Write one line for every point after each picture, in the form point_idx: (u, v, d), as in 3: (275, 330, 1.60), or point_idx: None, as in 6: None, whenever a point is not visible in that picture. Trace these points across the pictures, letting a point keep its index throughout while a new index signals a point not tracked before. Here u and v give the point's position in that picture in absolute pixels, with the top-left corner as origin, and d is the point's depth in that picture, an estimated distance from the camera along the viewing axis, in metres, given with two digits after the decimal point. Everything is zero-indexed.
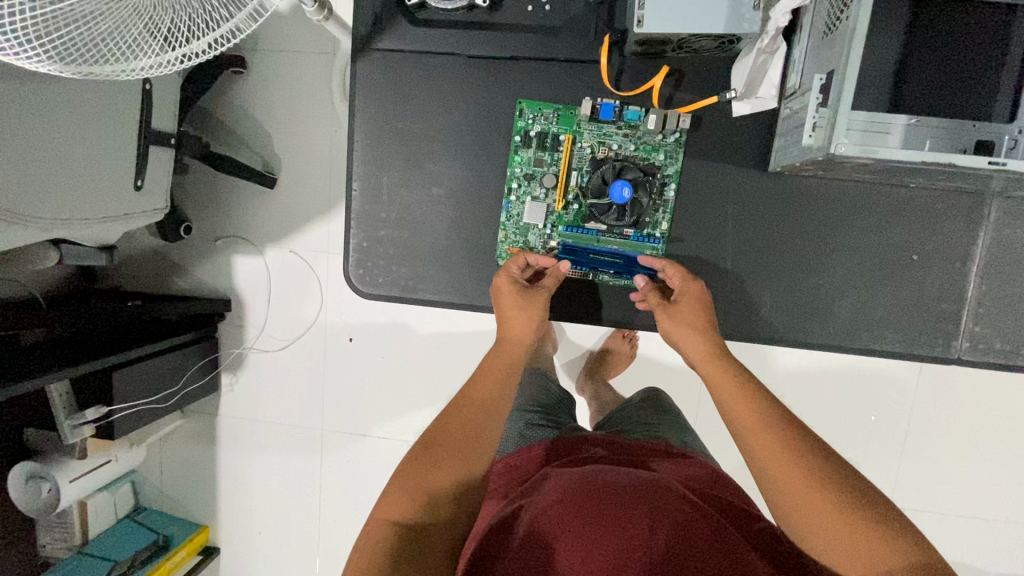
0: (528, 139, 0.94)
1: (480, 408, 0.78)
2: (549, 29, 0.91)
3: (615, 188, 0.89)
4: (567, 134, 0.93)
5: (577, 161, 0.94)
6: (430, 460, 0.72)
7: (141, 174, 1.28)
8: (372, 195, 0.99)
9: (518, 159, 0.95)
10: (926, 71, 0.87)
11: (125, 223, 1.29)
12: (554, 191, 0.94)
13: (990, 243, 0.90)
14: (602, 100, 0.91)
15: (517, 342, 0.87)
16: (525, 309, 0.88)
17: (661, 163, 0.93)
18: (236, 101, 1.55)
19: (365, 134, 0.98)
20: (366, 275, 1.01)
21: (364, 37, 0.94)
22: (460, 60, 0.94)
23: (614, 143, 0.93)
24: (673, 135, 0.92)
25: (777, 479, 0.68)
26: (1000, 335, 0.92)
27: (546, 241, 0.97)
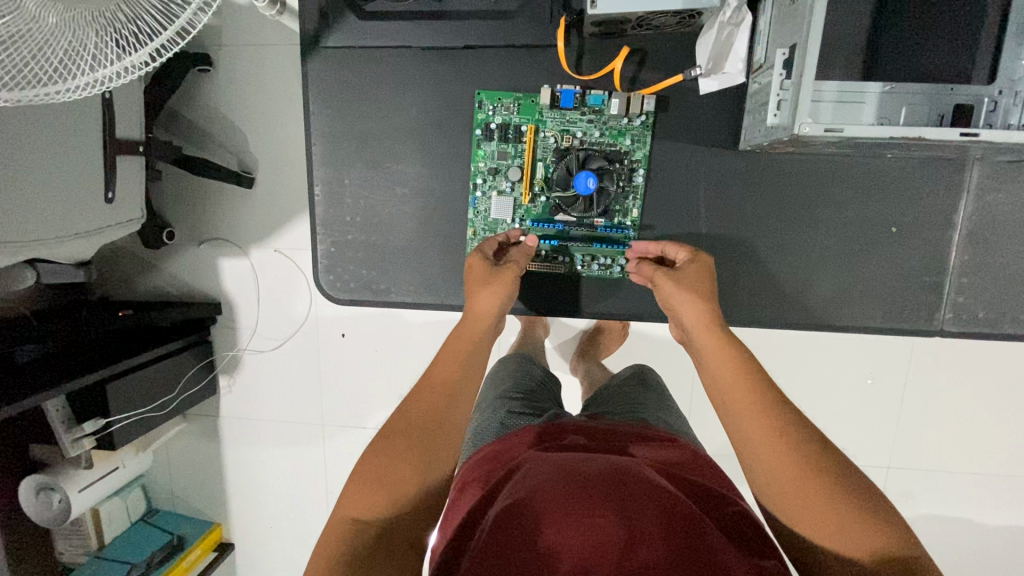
0: (489, 132, 0.90)
1: (444, 396, 0.76)
2: (503, 13, 0.87)
3: (579, 181, 0.85)
4: (529, 124, 0.90)
5: (542, 152, 0.91)
6: (390, 453, 0.70)
7: (110, 186, 1.25)
8: (335, 199, 0.97)
9: (481, 153, 0.92)
10: (906, 31, 0.83)
11: (99, 237, 1.27)
12: (519, 184, 0.91)
13: (973, 209, 0.87)
14: (562, 87, 0.87)
15: (480, 320, 0.83)
16: (490, 287, 0.84)
17: (628, 149, 0.90)
18: (201, 102, 1.51)
19: (322, 136, 0.95)
20: (337, 280, 1.00)
21: (313, 34, 0.90)
22: (413, 53, 0.90)
23: (579, 130, 0.89)
24: (639, 118, 0.88)
25: (767, 464, 0.66)
26: (985, 304, 0.90)
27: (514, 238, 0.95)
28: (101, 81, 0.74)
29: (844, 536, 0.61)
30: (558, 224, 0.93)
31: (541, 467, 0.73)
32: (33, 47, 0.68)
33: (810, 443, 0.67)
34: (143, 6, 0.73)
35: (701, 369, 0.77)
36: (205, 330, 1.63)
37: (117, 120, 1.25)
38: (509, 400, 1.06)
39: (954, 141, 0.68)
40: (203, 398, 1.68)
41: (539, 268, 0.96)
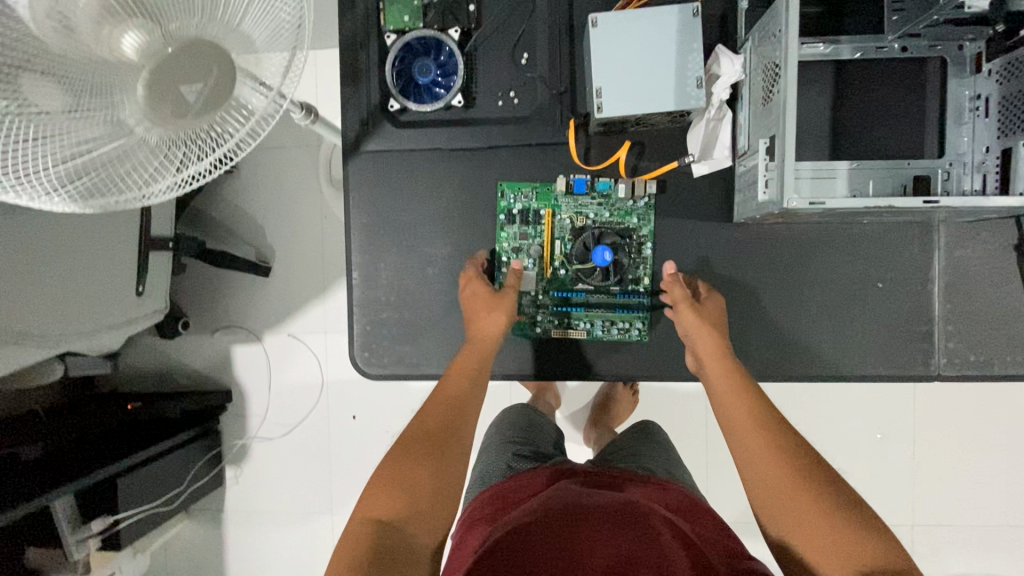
0: (510, 216, 1.02)
1: (461, 411, 0.87)
2: (520, 118, 1.02)
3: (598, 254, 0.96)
4: (547, 208, 1.01)
5: (559, 231, 1.02)
6: (408, 461, 0.79)
7: (142, 280, 1.35)
8: (371, 281, 1.05)
9: (504, 236, 1.03)
10: (862, 120, 0.98)
11: (126, 328, 1.35)
12: (541, 261, 1.02)
13: (948, 264, 0.98)
14: (574, 176, 1.00)
15: (486, 340, 0.95)
16: (494, 309, 0.95)
17: (637, 226, 1.01)
18: (231, 201, 1.65)
19: (360, 227, 1.05)
20: (372, 356, 1.06)
21: (354, 141, 1.03)
22: (442, 152, 1.03)
23: (590, 212, 1.01)
24: (643, 200, 1.00)
25: (760, 477, 0.75)
26: (974, 349, 0.98)
27: (534, 308, 1.03)
28: (186, 181, 0.76)
29: (848, 552, 0.65)
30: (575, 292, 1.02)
31: (558, 488, 0.79)
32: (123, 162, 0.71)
33: (806, 462, 0.74)
34: (226, 113, 0.76)
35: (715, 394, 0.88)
36: (214, 420, 1.64)
37: (155, 220, 1.36)
38: (512, 442, 1.08)
39: (918, 208, 0.80)
40: (211, 488, 1.64)
41: (557, 335, 1.03)
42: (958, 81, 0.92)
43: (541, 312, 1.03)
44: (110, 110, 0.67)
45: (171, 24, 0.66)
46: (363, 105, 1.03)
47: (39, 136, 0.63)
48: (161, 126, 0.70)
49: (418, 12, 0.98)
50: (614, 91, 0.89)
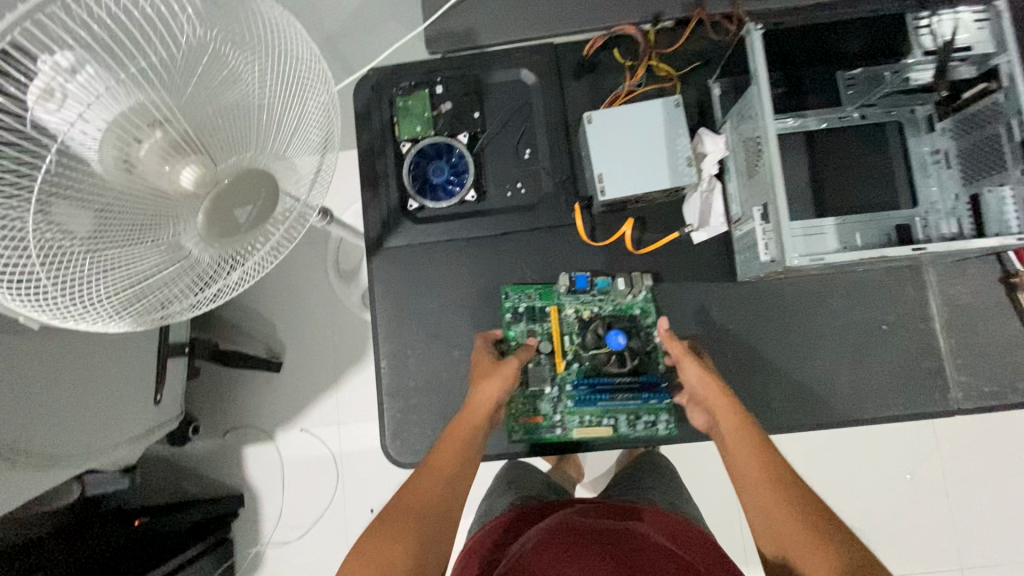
0: (514, 317, 1.07)
1: (466, 453, 0.89)
2: (528, 205, 1.10)
3: (616, 338, 1.00)
4: (551, 305, 1.07)
5: (567, 327, 1.06)
6: (395, 525, 0.76)
7: (161, 389, 1.39)
8: (398, 369, 1.08)
9: (511, 334, 1.06)
10: (838, 179, 1.08)
11: (145, 438, 1.37)
12: (552, 357, 1.05)
13: (943, 302, 1.04)
14: (575, 273, 1.07)
15: (479, 408, 0.93)
16: (490, 376, 0.95)
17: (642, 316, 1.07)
18: (248, 302, 1.71)
19: (384, 317, 1.09)
20: (403, 445, 1.06)
21: (376, 238, 1.11)
22: (458, 241, 1.11)
23: (595, 307, 1.07)
24: (642, 292, 1.07)
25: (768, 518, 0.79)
26: (986, 380, 1.02)
27: (554, 407, 1.05)
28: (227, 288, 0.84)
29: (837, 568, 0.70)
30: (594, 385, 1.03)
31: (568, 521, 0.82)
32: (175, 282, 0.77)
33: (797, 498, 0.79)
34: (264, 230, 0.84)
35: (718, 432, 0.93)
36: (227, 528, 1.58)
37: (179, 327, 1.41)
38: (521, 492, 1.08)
39: (906, 256, 0.87)
40: None
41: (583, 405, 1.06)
42: (916, 138, 1.03)
43: (563, 409, 1.05)
44: (171, 242, 0.72)
45: (228, 162, 0.72)
46: (383, 206, 1.11)
47: (104, 267, 0.68)
48: (215, 249, 0.77)
49: (429, 123, 1.10)
50: (614, 176, 0.99)
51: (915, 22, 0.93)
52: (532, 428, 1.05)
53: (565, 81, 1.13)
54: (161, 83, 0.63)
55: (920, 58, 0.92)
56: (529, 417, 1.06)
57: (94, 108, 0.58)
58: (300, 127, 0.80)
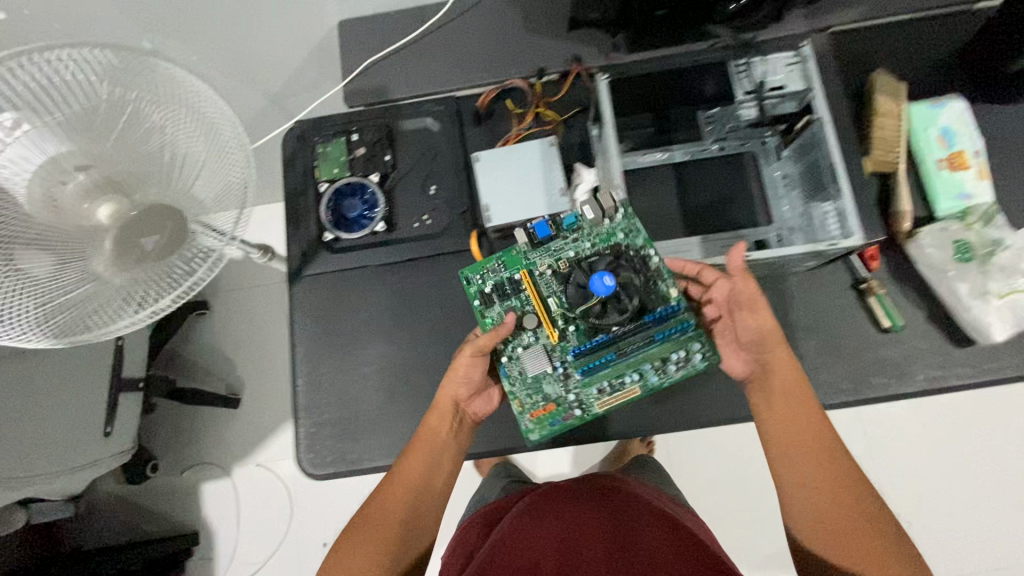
0: (487, 300, 1.01)
1: (444, 440, 1.00)
2: (433, 234, 1.23)
3: (604, 280, 0.89)
4: (521, 271, 1.00)
5: (546, 288, 0.99)
6: (376, 520, 0.90)
7: (110, 421, 1.46)
8: (313, 386, 1.18)
9: (487, 319, 1.01)
10: (705, 204, 1.21)
11: (91, 469, 1.42)
12: (542, 328, 0.98)
13: (803, 308, 1.14)
14: (534, 223, 1.01)
15: (438, 408, 1.01)
16: (449, 374, 1.01)
17: (619, 242, 0.99)
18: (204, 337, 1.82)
19: (303, 339, 1.21)
20: (316, 457, 1.15)
21: (296, 267, 1.23)
22: (370, 268, 1.23)
23: (569, 250, 1.00)
24: (619, 212, 0.99)
25: (815, 486, 0.82)
26: (844, 378, 1.11)
27: (565, 386, 1.00)
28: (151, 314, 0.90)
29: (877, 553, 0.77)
30: (597, 345, 0.95)
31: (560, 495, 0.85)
32: (94, 304, 0.85)
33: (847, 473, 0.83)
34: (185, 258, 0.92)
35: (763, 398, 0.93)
36: None
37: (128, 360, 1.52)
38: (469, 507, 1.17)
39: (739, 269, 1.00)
40: None
41: None
42: (767, 166, 1.17)
43: (580, 386, 0.99)
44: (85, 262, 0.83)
45: (135, 196, 0.86)
46: (303, 239, 1.24)
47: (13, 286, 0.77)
48: (129, 268, 0.86)
49: (344, 165, 1.25)
50: (498, 206, 1.13)
51: (737, 65, 1.11)
52: (548, 419, 1.01)
53: (466, 128, 1.29)
54: (70, 128, 0.80)
55: (741, 99, 1.10)
56: (541, 409, 1.01)
57: (13, 146, 0.76)
58: (211, 164, 0.93)
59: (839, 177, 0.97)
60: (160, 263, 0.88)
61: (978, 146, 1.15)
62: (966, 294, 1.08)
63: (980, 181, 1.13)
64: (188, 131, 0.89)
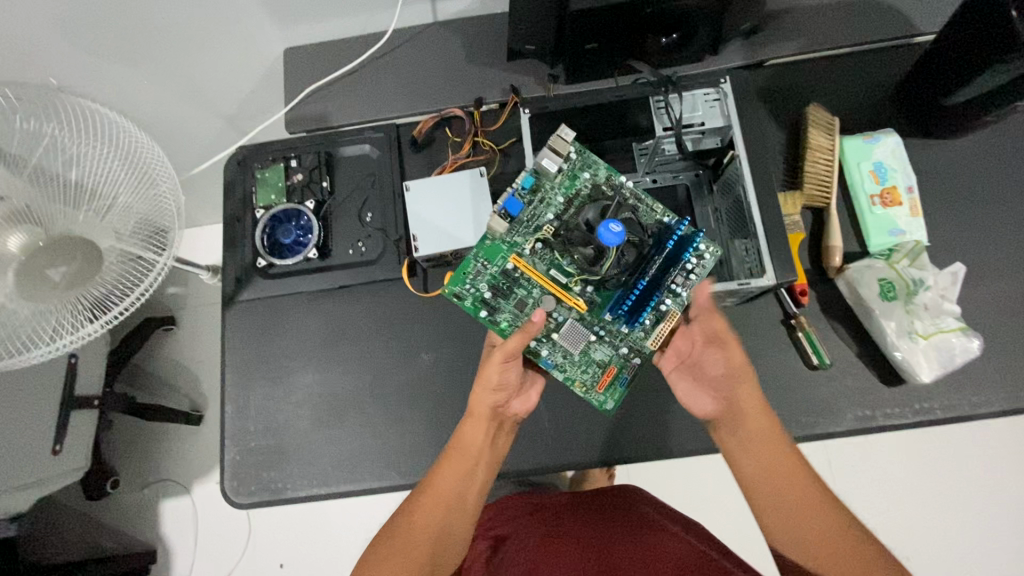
0: (493, 306, 1.03)
1: (481, 449, 0.96)
2: (367, 261, 1.22)
3: (609, 229, 0.91)
4: (512, 258, 1.02)
5: (541, 262, 1.02)
6: (412, 528, 0.87)
7: (59, 439, 1.48)
8: (241, 412, 1.18)
9: (503, 320, 1.03)
10: None
11: (38, 487, 1.44)
12: (562, 302, 1.01)
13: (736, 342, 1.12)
14: (500, 203, 1.01)
15: (478, 410, 0.97)
16: (488, 367, 0.96)
17: (601, 180, 1.04)
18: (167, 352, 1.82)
19: (233, 365, 1.21)
20: (240, 485, 1.14)
21: (230, 293, 1.24)
22: (303, 294, 1.22)
23: (546, 212, 1.03)
24: (572, 154, 1.04)
25: (774, 504, 0.83)
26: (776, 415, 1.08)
27: (606, 349, 1.03)
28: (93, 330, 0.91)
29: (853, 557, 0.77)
30: (635, 299, 0.98)
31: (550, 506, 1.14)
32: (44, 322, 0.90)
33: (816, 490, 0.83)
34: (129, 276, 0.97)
35: (743, 455, 0.88)
36: None
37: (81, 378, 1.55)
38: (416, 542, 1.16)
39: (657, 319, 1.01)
40: None
41: (409, 444, 1.14)
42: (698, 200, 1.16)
43: (625, 336, 1.02)
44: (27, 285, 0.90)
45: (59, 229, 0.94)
46: (238, 263, 1.25)
47: None
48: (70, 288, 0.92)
49: (281, 192, 1.26)
50: (426, 237, 1.13)
51: (657, 102, 1.08)
52: (613, 383, 1.03)
53: (405, 155, 1.30)
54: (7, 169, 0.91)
55: (660, 135, 1.06)
56: (602, 377, 1.03)
57: None
58: (145, 188, 0.99)
59: (751, 229, 1.00)
60: (76, 290, 0.92)
61: (912, 182, 1.15)
62: (895, 330, 1.04)
63: (914, 217, 1.13)
64: (111, 165, 0.97)
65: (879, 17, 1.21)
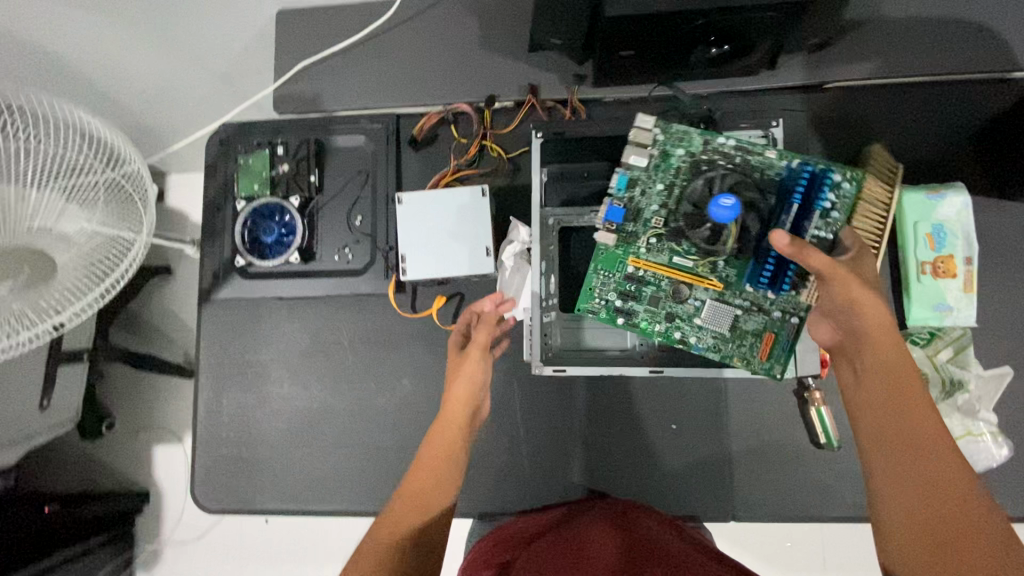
0: (629, 313, 0.95)
1: (457, 435, 0.89)
2: (353, 270, 1.13)
3: (721, 205, 0.85)
4: (630, 258, 0.94)
5: (660, 254, 0.94)
6: (392, 515, 0.78)
7: (47, 394, 1.32)
8: (213, 417, 1.14)
9: (643, 325, 0.95)
10: None
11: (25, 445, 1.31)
12: (698, 289, 0.93)
13: (736, 406, 1.04)
14: (604, 211, 0.93)
15: (455, 404, 0.91)
16: (461, 371, 0.94)
17: (699, 161, 0.94)
18: (164, 304, 1.71)
19: (208, 365, 1.16)
20: (209, 490, 1.12)
21: (206, 289, 1.16)
22: (282, 299, 1.15)
23: (650, 202, 0.94)
24: (659, 137, 0.93)
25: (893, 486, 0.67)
26: (766, 488, 1.03)
27: (762, 317, 0.92)
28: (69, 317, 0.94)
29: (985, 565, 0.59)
30: (775, 264, 0.88)
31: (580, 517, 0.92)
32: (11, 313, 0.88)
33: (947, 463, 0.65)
34: (102, 267, 0.98)
35: (868, 389, 0.74)
36: None
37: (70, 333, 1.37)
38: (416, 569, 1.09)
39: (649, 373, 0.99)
40: None
41: (382, 472, 1.10)
42: None
43: (777, 300, 0.91)
44: None
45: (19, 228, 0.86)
46: (217, 258, 1.16)
47: None
48: (37, 283, 0.89)
49: (265, 182, 1.14)
50: (417, 259, 1.03)
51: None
52: (775, 348, 0.92)
53: (403, 152, 1.16)
54: None
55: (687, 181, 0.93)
56: (769, 337, 0.92)
57: None
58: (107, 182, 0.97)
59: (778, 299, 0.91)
60: (27, 300, 0.89)
61: (972, 253, 0.99)
62: None
63: (965, 294, 0.98)
64: (63, 167, 0.92)
65: (988, 45, 0.99)
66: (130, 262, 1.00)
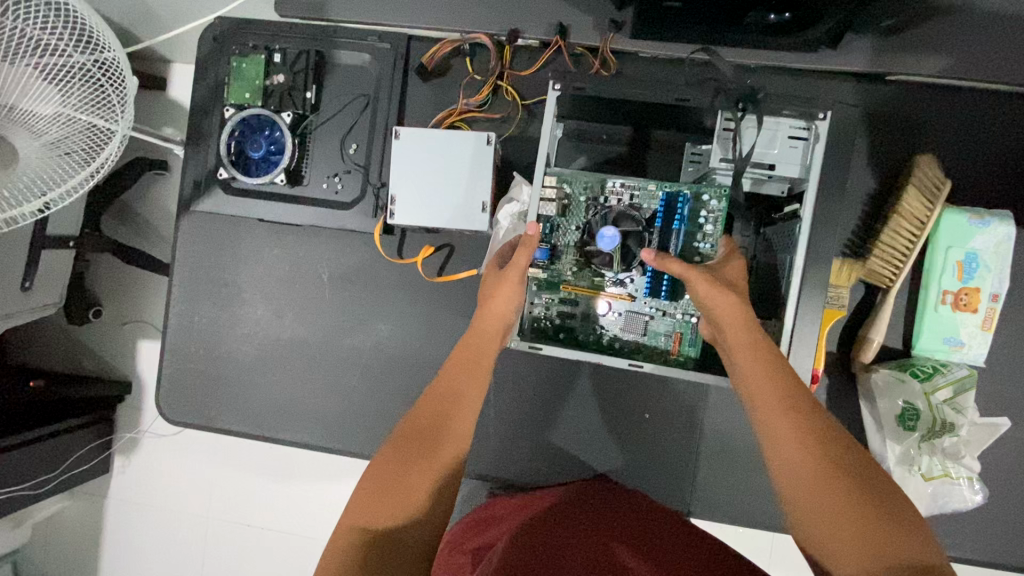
0: (565, 330, 0.89)
1: (481, 370, 0.83)
2: (341, 203, 1.06)
3: (603, 237, 0.80)
4: (561, 285, 0.87)
5: (580, 279, 0.87)
6: (400, 460, 0.74)
7: (29, 275, 1.25)
8: (184, 329, 1.12)
9: (582, 337, 0.89)
10: None
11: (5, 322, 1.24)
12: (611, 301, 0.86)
13: (712, 405, 1.01)
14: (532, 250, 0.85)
15: (493, 319, 0.84)
16: (500, 288, 0.83)
17: (598, 195, 0.86)
18: (149, 198, 1.52)
19: (183, 276, 1.12)
20: (176, 401, 1.12)
21: (187, 198, 1.10)
22: (264, 222, 1.09)
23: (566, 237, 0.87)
24: (563, 183, 0.86)
25: (798, 486, 0.65)
26: (726, 490, 1.02)
27: (669, 319, 0.85)
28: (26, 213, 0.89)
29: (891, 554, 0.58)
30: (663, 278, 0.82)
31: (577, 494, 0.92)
32: None
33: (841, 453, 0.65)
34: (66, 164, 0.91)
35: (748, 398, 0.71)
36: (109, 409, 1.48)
37: (56, 216, 1.28)
38: None
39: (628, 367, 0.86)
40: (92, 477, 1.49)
41: (347, 414, 1.08)
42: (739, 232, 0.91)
43: (678, 301, 0.84)
44: None
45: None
46: (200, 167, 1.09)
47: None
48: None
49: (258, 91, 1.02)
50: (409, 204, 0.95)
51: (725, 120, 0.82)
52: (686, 343, 0.86)
53: (410, 80, 1.06)
54: None
55: (714, 164, 0.84)
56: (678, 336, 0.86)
57: None
58: (80, 74, 0.87)
59: (783, 312, 0.82)
60: None
61: (1001, 289, 0.92)
62: (896, 455, 0.93)
63: (983, 331, 0.92)
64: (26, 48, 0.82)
65: None
66: (90, 168, 0.90)
